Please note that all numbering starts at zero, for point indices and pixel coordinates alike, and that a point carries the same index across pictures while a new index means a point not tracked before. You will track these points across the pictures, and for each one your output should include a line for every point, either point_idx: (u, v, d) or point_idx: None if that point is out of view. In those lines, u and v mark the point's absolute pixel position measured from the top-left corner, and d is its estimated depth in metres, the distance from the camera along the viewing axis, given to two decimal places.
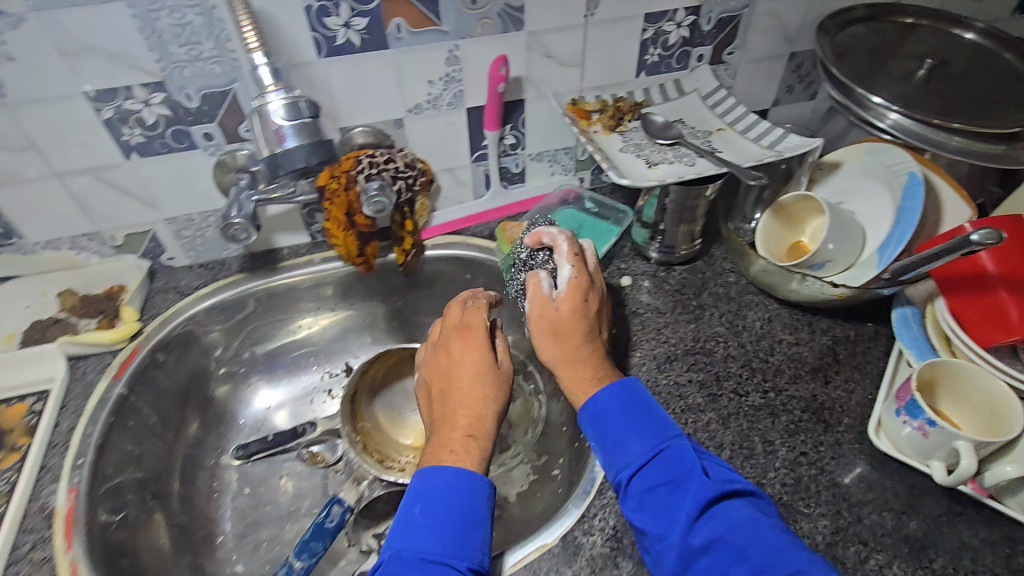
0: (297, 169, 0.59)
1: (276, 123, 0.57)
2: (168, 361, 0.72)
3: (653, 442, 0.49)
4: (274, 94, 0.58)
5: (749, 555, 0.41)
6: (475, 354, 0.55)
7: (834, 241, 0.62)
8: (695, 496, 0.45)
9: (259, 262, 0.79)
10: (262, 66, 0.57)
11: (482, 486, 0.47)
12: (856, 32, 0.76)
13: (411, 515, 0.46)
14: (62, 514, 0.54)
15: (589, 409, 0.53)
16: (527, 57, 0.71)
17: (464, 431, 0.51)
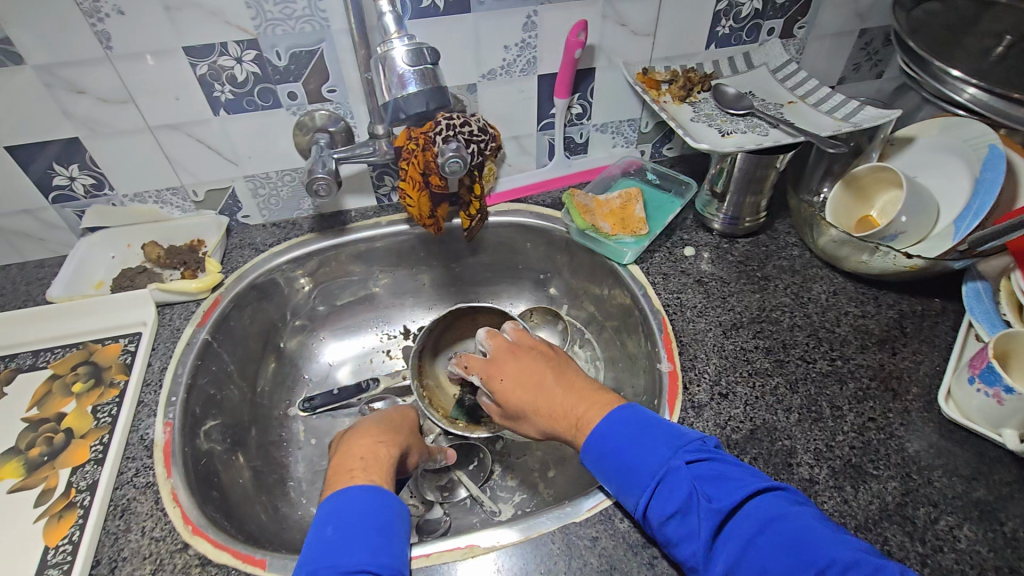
0: (416, 114, 0.58)
1: (399, 68, 0.57)
2: (246, 313, 0.75)
3: (649, 475, 0.47)
4: (398, 40, 0.57)
5: (773, 567, 0.39)
6: (402, 414, 0.69)
7: (908, 214, 0.63)
8: (706, 522, 0.43)
9: (328, 223, 0.82)
10: (387, 14, 0.58)
11: (397, 504, 0.51)
12: (931, 8, 0.76)
13: (321, 535, 0.46)
14: (161, 445, 0.58)
15: (588, 452, 0.50)
16: (602, 25, 0.72)
17: (371, 445, 0.58)
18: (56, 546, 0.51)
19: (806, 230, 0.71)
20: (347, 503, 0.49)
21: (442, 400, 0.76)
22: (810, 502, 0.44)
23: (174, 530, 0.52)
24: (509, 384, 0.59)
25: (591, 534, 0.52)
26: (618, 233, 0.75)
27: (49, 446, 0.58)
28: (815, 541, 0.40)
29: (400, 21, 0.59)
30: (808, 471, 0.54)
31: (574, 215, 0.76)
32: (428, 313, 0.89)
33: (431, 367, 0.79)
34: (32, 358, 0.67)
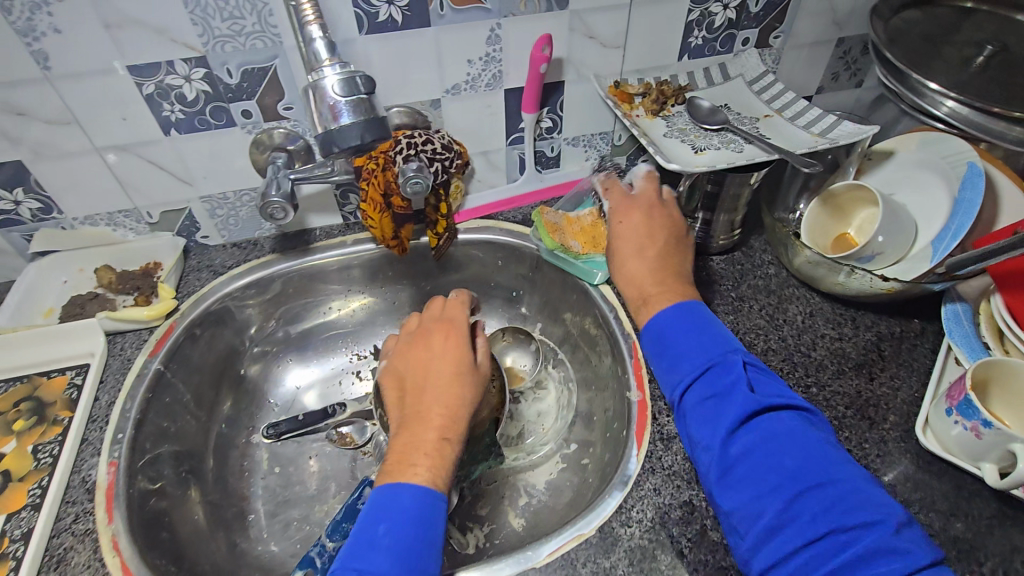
0: (351, 147, 0.55)
1: (331, 98, 0.54)
2: (202, 340, 0.72)
3: (702, 358, 0.50)
4: (331, 68, 0.55)
5: (787, 463, 0.43)
6: (454, 351, 0.59)
7: (885, 233, 0.60)
8: (740, 407, 0.46)
9: (291, 243, 0.79)
10: (318, 40, 0.54)
11: (444, 511, 0.48)
12: (910, 17, 0.73)
13: (373, 534, 0.45)
14: (103, 488, 0.55)
15: (646, 330, 0.54)
16: (570, 38, 0.69)
17: (436, 438, 0.51)
18: None
19: (782, 248, 0.69)
20: (397, 503, 0.47)
21: None
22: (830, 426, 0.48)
23: None
24: (618, 249, 0.61)
25: None
26: (589, 252, 0.74)
27: None
28: (830, 457, 0.44)
29: (333, 46, 0.55)
30: None
31: (544, 234, 0.74)
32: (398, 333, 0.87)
33: None
34: None
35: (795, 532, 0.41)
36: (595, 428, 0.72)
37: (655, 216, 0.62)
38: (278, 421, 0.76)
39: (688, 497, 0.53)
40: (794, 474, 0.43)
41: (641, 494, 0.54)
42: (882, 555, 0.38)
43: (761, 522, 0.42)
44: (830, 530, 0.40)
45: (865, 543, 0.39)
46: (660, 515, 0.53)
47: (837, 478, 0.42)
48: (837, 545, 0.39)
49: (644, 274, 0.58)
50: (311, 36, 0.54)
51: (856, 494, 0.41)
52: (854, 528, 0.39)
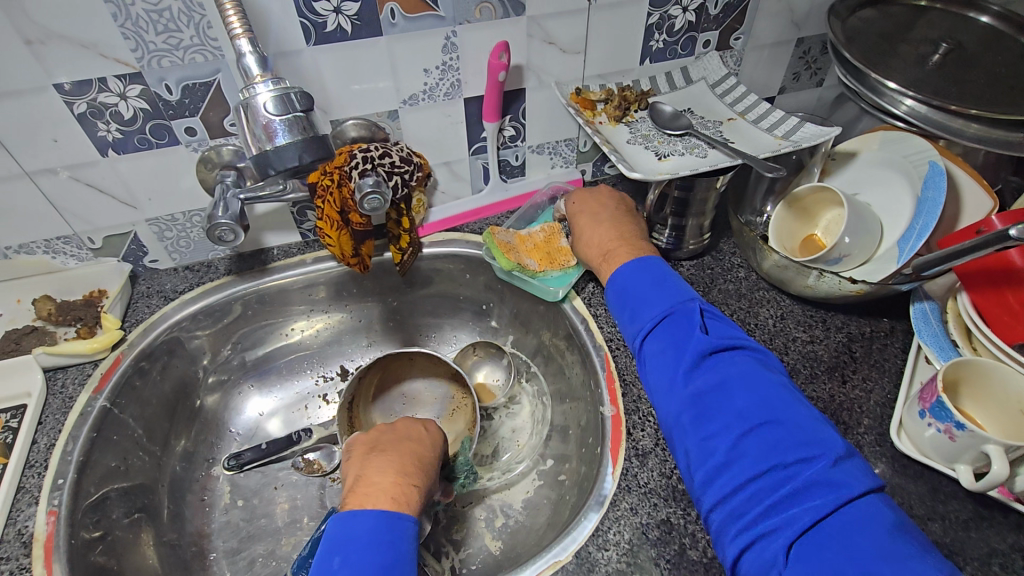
0: (289, 169, 0.51)
1: (264, 117, 0.51)
2: (152, 372, 0.68)
3: (660, 306, 0.52)
4: (263, 85, 0.52)
5: (737, 403, 0.45)
6: (403, 429, 0.58)
7: (851, 234, 0.59)
8: (694, 350, 0.48)
9: (246, 264, 0.75)
10: (248, 55, 0.50)
11: (407, 528, 0.46)
12: (867, 16, 0.73)
13: (329, 566, 0.43)
14: (42, 541, 0.52)
15: (610, 283, 0.57)
16: (528, 44, 0.67)
17: (398, 486, 0.49)
18: None
19: (751, 252, 0.68)
20: (351, 532, 0.45)
21: None
22: (782, 368, 0.49)
23: None
24: (576, 224, 0.65)
25: None
26: (546, 269, 0.72)
27: None
28: (782, 401, 0.45)
29: (265, 61, 0.52)
30: None
31: (498, 255, 0.71)
32: (366, 352, 0.84)
33: (365, 415, 0.73)
34: None
35: (741, 467, 0.42)
36: (570, 442, 0.70)
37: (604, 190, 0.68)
38: (241, 451, 0.72)
39: (665, 515, 0.52)
40: (744, 413, 0.44)
41: (618, 514, 0.52)
42: (819, 487, 0.39)
43: (712, 459, 0.44)
44: (773, 465, 0.41)
45: (805, 475, 0.40)
46: (637, 536, 0.51)
47: (782, 413, 0.44)
48: (779, 479, 0.41)
49: (604, 237, 0.62)
50: (240, 51, 0.50)
51: (800, 429, 0.42)
52: (795, 464, 0.41)
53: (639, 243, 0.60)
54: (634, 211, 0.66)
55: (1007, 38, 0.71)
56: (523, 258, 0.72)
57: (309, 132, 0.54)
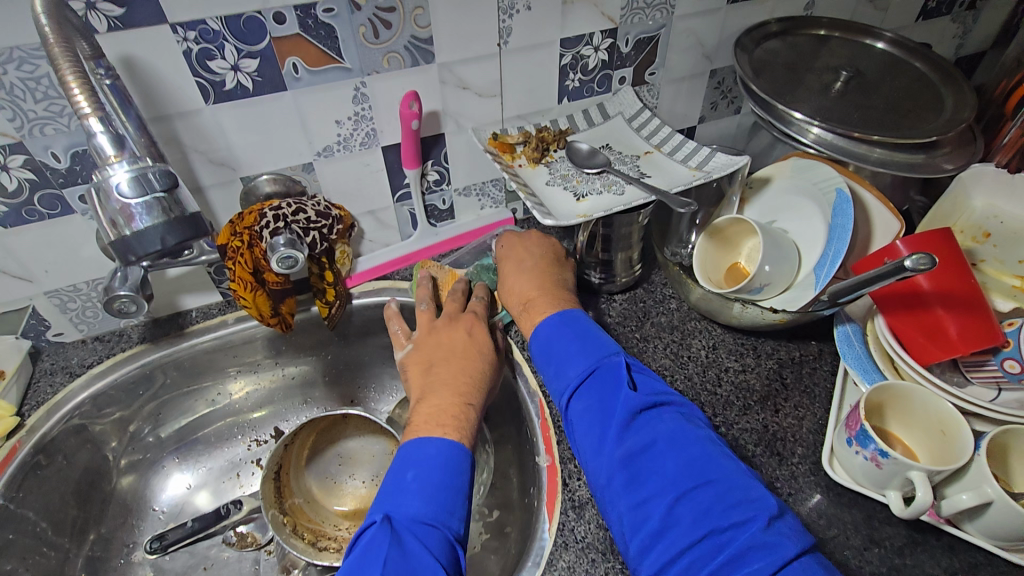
0: (154, 253, 0.48)
1: (118, 201, 0.48)
2: (56, 459, 0.63)
3: (586, 363, 0.52)
4: (119, 165, 0.48)
5: (669, 465, 0.44)
6: (482, 337, 0.62)
7: (771, 262, 0.60)
8: (622, 409, 0.47)
9: (162, 330, 0.71)
10: (100, 135, 0.47)
11: (469, 463, 0.49)
12: (773, 47, 0.76)
13: (402, 478, 0.46)
14: None
15: (535, 341, 0.56)
16: (442, 90, 0.66)
17: (460, 407, 0.53)
18: None
19: (679, 284, 0.68)
20: (422, 452, 0.48)
21: (312, 519, 0.67)
22: (709, 423, 0.49)
23: None
24: (502, 262, 0.64)
25: None
26: None
27: None
28: (711, 458, 0.44)
29: (122, 140, 0.48)
30: None
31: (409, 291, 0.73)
32: (301, 411, 0.80)
33: (297, 481, 0.69)
34: None
35: (677, 534, 0.41)
36: (514, 492, 0.68)
37: (536, 235, 0.66)
38: (164, 531, 0.68)
39: (604, 571, 0.50)
40: (674, 477, 0.43)
41: (555, 575, 0.50)
42: (755, 551, 0.38)
43: (647, 525, 0.42)
44: (708, 529, 0.40)
45: (740, 539, 0.39)
46: None
47: (714, 472, 0.43)
48: (714, 544, 0.39)
49: (525, 285, 0.61)
50: (91, 131, 0.47)
51: (733, 491, 0.41)
52: (728, 527, 0.39)
53: (563, 296, 0.60)
54: (562, 260, 0.65)
55: (901, 64, 0.75)
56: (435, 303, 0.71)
57: (174, 210, 0.50)
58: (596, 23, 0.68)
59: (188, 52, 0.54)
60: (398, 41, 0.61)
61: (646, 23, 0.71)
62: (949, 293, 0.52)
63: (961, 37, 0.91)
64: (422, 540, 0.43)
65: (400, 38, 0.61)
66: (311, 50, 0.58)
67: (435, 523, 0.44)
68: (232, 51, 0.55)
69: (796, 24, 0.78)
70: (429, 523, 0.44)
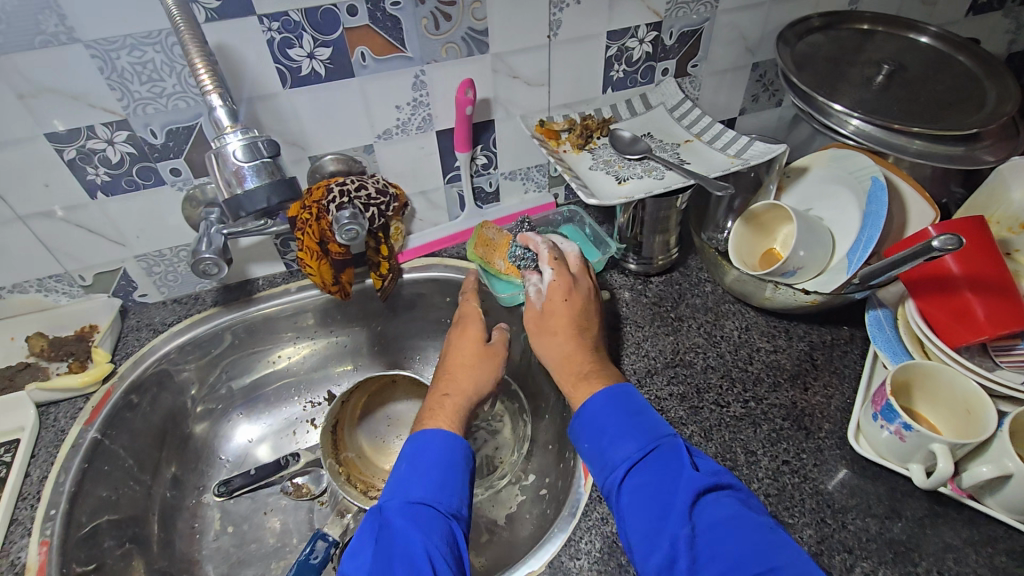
0: (259, 211, 0.55)
1: (234, 165, 0.55)
2: (143, 403, 0.70)
3: (644, 441, 0.52)
4: (233, 135, 0.55)
5: (734, 545, 0.43)
6: (472, 330, 0.66)
7: (805, 248, 0.62)
8: (684, 489, 0.47)
9: (233, 295, 0.78)
10: (219, 108, 0.54)
11: (462, 450, 0.55)
12: (816, 40, 0.78)
13: (397, 471, 0.53)
14: (34, 569, 0.53)
15: (585, 413, 0.56)
16: (494, 78, 0.71)
17: (448, 400, 0.59)
18: None
19: (714, 267, 0.71)
20: (418, 445, 0.54)
21: (363, 473, 0.74)
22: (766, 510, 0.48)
23: None
24: (550, 316, 0.63)
25: None
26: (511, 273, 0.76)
27: None
28: (775, 540, 0.43)
29: (235, 114, 0.55)
30: None
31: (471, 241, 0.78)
32: (352, 377, 0.86)
33: (351, 438, 0.76)
34: None
35: None
36: (549, 457, 0.72)
37: (587, 293, 0.65)
38: (230, 477, 0.75)
39: None
40: (740, 558, 0.42)
41: (589, 524, 0.54)
42: None
43: None
44: None
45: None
46: (607, 544, 0.53)
47: (781, 552, 0.42)
48: None
49: (578, 361, 0.61)
50: (211, 105, 0.54)
51: (802, 572, 0.41)
52: None
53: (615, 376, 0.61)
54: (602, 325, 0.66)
55: (946, 58, 0.76)
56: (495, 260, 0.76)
57: (276, 174, 0.57)
58: (641, 16, 0.71)
59: (271, 41, 0.60)
60: (457, 32, 0.65)
61: (690, 17, 0.74)
62: (978, 278, 0.54)
63: (1014, 32, 0.90)
64: (413, 521, 0.48)
65: (458, 29, 0.65)
66: (377, 39, 0.63)
67: (428, 502, 0.50)
68: (309, 40, 0.61)
69: (840, 18, 0.80)
70: (421, 503, 0.50)
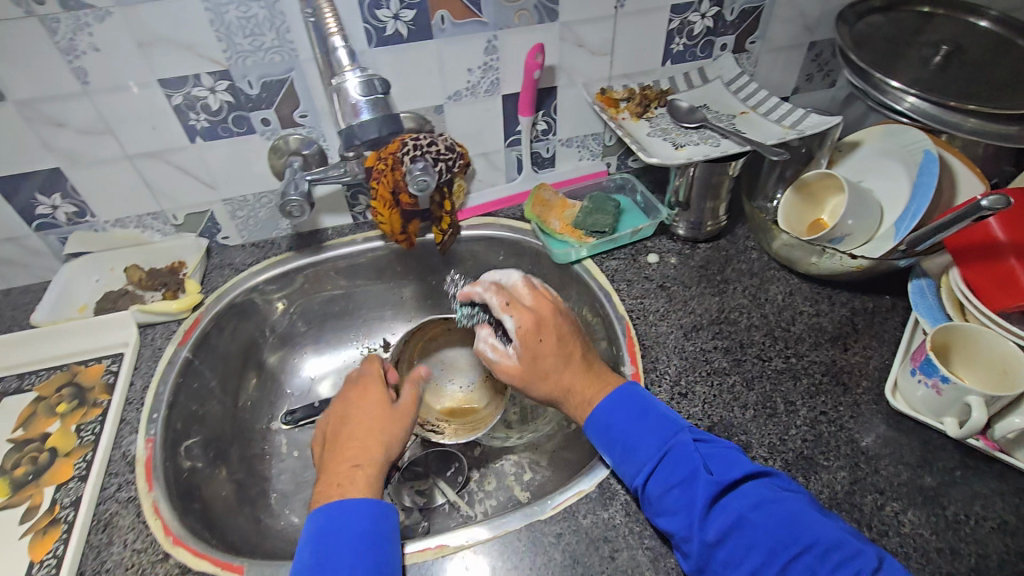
0: (369, 140, 0.63)
1: (354, 98, 0.62)
2: (226, 331, 0.77)
3: (657, 446, 0.53)
4: (352, 72, 0.62)
5: (762, 538, 0.46)
6: (370, 400, 0.61)
7: (854, 216, 0.66)
8: (704, 493, 0.49)
9: (305, 242, 0.85)
10: (341, 49, 0.62)
11: (384, 507, 0.54)
12: (875, 21, 0.80)
13: (302, 558, 0.50)
14: (142, 460, 0.61)
15: (596, 423, 0.57)
16: (561, 46, 0.75)
17: (349, 469, 0.55)
18: (40, 560, 0.54)
19: (762, 233, 0.74)
20: (325, 522, 0.51)
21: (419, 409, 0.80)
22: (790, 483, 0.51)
23: (155, 541, 0.55)
24: (528, 360, 0.60)
25: (556, 530, 0.54)
26: (563, 233, 0.81)
27: (35, 465, 0.61)
28: (802, 520, 0.46)
29: (352, 54, 0.64)
30: (763, 464, 0.57)
31: (529, 200, 0.83)
32: (407, 326, 0.92)
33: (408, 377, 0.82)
34: (17, 381, 0.70)
35: None
36: None
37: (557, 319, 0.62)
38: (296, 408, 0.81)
39: None
40: (772, 543, 0.45)
41: None
42: None
43: None
44: None
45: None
46: None
47: (808, 534, 0.45)
48: None
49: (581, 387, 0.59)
50: (333, 47, 0.63)
51: (832, 553, 0.44)
52: None
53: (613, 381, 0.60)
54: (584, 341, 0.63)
55: (1006, 42, 0.77)
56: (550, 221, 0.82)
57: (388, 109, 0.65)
58: None
59: (362, 2, 0.65)
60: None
61: None
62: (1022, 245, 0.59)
63: None
64: None
65: None
66: (457, 4, 0.68)
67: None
68: (396, 1, 0.66)
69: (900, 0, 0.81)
70: None
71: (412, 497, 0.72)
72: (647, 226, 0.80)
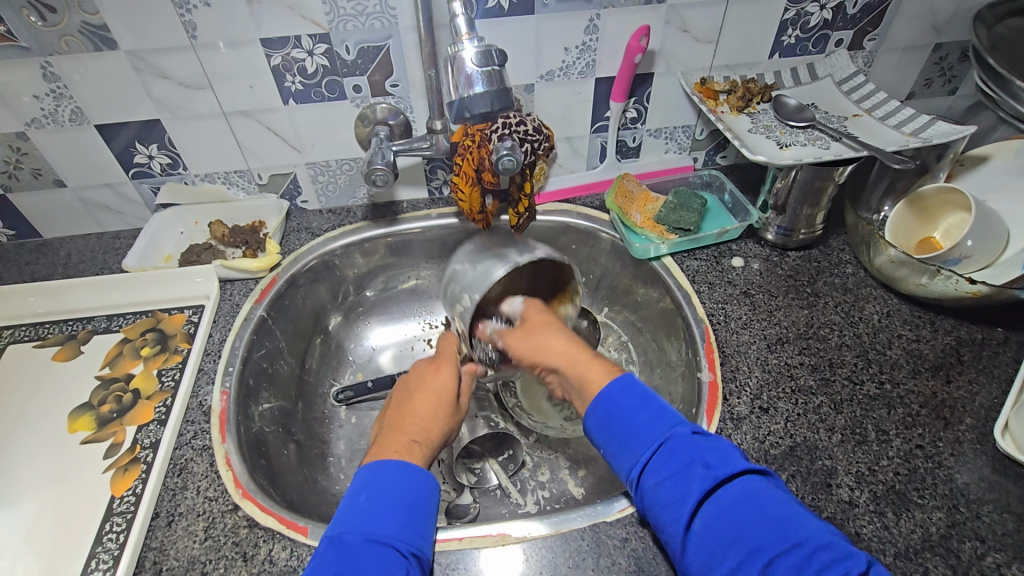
0: (479, 115, 0.59)
1: (466, 68, 0.58)
2: (298, 295, 0.78)
3: (654, 435, 0.47)
4: (469, 42, 0.59)
5: (748, 534, 0.40)
6: (430, 386, 0.60)
7: (974, 237, 0.62)
8: (695, 485, 0.43)
9: (381, 213, 0.84)
10: (460, 17, 0.59)
11: (430, 478, 0.51)
12: (1017, 24, 0.70)
13: (355, 502, 0.47)
14: (217, 412, 0.62)
15: (594, 411, 0.51)
16: (665, 30, 0.71)
17: (404, 441, 0.54)
18: (121, 496, 0.56)
19: (862, 247, 0.70)
20: (377, 474, 0.49)
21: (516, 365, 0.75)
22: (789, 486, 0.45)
23: (225, 492, 0.56)
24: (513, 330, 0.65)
25: (621, 534, 0.53)
26: (643, 227, 0.78)
27: (119, 404, 0.64)
28: (790, 518, 0.41)
29: (471, 23, 0.60)
30: (848, 493, 0.53)
31: (611, 188, 0.80)
32: None
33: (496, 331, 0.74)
34: (106, 321, 0.73)
35: None
36: None
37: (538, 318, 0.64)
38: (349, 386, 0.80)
39: None
40: (756, 542, 0.40)
41: None
42: None
43: None
44: None
45: None
46: None
47: (798, 533, 0.40)
48: None
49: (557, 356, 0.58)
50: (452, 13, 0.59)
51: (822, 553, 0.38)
52: None
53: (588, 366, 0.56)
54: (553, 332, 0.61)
55: None
56: (629, 212, 0.79)
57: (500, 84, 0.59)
58: None
59: None
60: None
61: None
62: None
63: None
64: (375, 556, 0.44)
65: None
66: None
67: (390, 540, 0.45)
68: None
69: None
70: (385, 543, 0.45)
71: (465, 477, 0.71)
72: (733, 230, 0.76)
